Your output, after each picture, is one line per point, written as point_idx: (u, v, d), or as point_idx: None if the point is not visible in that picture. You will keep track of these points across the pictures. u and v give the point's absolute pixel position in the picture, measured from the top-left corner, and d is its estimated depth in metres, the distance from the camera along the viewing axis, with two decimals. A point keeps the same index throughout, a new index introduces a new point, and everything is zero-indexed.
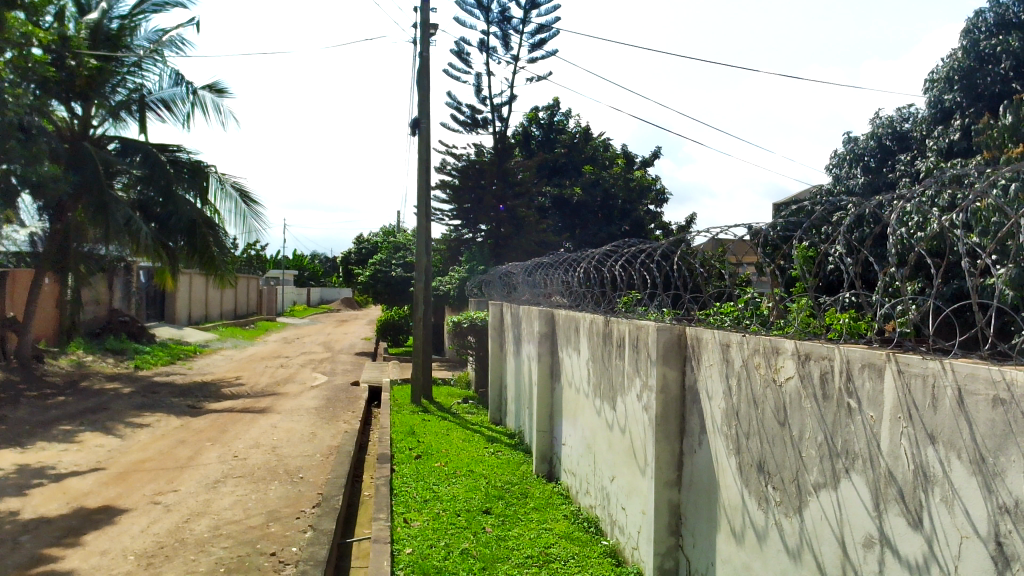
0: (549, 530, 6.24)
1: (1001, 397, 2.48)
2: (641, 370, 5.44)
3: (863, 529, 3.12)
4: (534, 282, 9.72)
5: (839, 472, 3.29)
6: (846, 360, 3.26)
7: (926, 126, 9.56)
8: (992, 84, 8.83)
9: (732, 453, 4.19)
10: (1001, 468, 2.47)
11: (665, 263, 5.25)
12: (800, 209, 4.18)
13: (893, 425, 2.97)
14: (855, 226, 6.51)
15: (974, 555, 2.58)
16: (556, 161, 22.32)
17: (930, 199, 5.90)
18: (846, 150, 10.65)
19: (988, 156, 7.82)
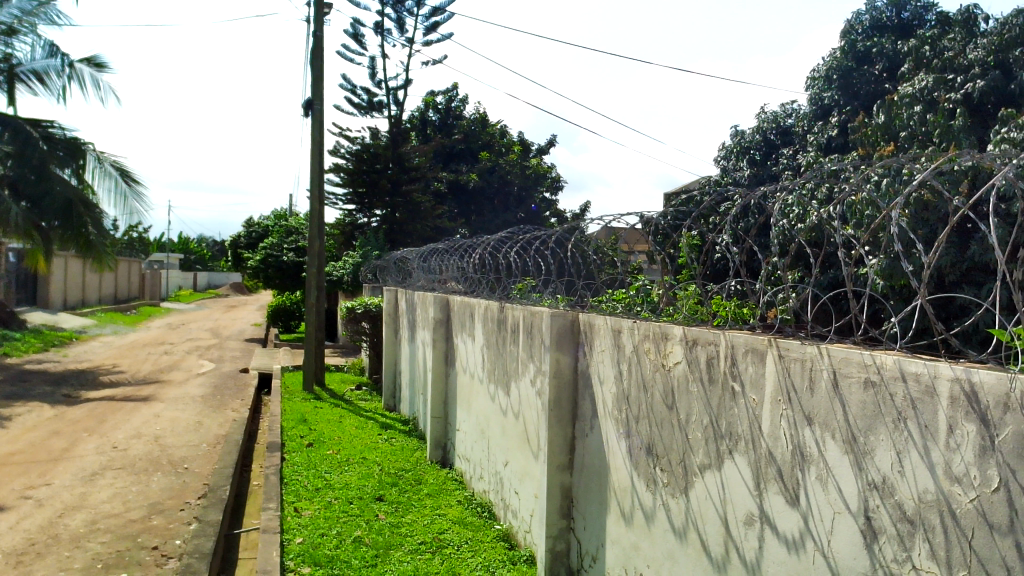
0: (442, 515, 6.25)
1: (871, 379, 2.62)
2: (535, 355, 5.49)
3: (744, 507, 3.25)
4: (429, 268, 9.67)
5: (723, 453, 3.41)
6: (730, 345, 3.38)
7: (807, 122, 9.97)
8: (866, 83, 9.33)
9: (622, 436, 4.28)
10: (870, 447, 2.62)
11: (559, 250, 5.32)
12: (690, 199, 4.30)
13: (773, 408, 3.10)
14: (741, 216, 6.76)
15: (844, 529, 2.72)
16: (452, 147, 22.22)
17: (809, 193, 6.20)
18: (732, 142, 10.93)
19: (863, 152, 8.22)
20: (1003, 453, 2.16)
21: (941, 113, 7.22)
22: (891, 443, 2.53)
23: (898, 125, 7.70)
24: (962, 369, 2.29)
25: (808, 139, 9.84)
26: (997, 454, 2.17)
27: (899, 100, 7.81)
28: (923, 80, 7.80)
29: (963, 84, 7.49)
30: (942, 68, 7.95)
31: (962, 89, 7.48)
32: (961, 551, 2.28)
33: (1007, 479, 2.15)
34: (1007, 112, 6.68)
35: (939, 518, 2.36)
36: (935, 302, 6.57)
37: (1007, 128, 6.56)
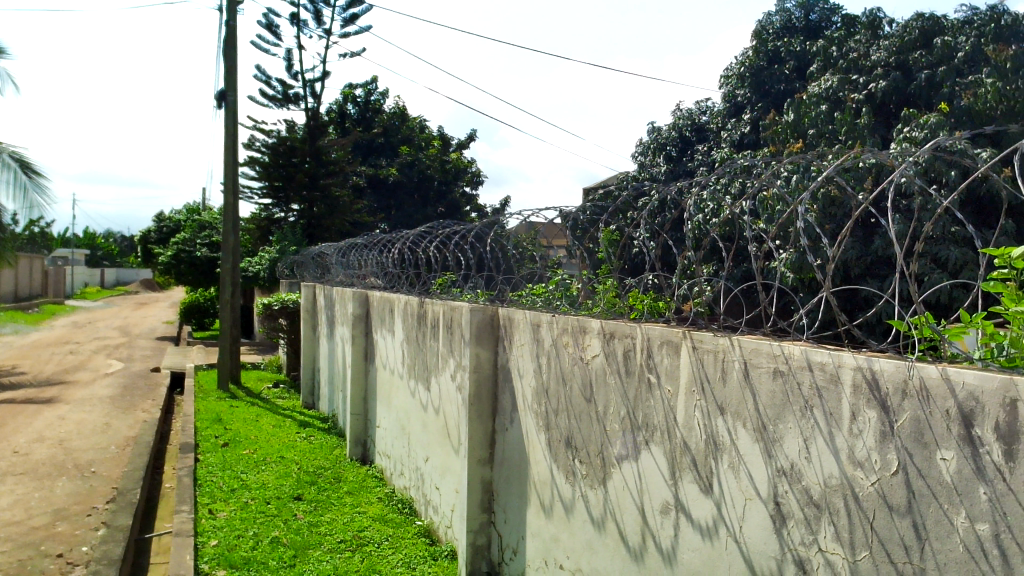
0: (362, 513, 6.19)
1: (780, 369, 2.71)
2: (455, 350, 5.48)
3: (660, 496, 3.31)
4: (348, 263, 9.54)
5: (639, 444, 3.47)
6: (647, 337, 3.44)
7: (721, 119, 10.22)
8: (777, 82, 9.64)
9: (542, 429, 4.31)
10: (779, 434, 2.71)
11: (478, 245, 5.32)
12: (608, 193, 4.37)
13: (688, 399, 3.17)
14: (658, 211, 6.88)
15: (755, 515, 2.80)
16: (371, 140, 21.95)
17: (723, 189, 6.35)
18: (649, 139, 11.11)
19: (773, 149, 8.47)
20: (901, 437, 2.26)
21: (847, 112, 7.49)
22: (798, 431, 2.63)
23: (807, 123, 7.97)
24: (863, 358, 2.39)
25: (722, 135, 10.07)
26: (896, 438, 2.28)
27: (808, 99, 8.08)
28: (829, 79, 8.10)
29: (867, 84, 7.79)
30: (848, 68, 8.26)
31: (866, 89, 7.78)
32: (864, 532, 2.38)
33: (906, 462, 2.25)
34: (908, 112, 6.97)
35: (843, 502, 2.45)
36: (840, 294, 6.83)
37: (908, 127, 6.85)
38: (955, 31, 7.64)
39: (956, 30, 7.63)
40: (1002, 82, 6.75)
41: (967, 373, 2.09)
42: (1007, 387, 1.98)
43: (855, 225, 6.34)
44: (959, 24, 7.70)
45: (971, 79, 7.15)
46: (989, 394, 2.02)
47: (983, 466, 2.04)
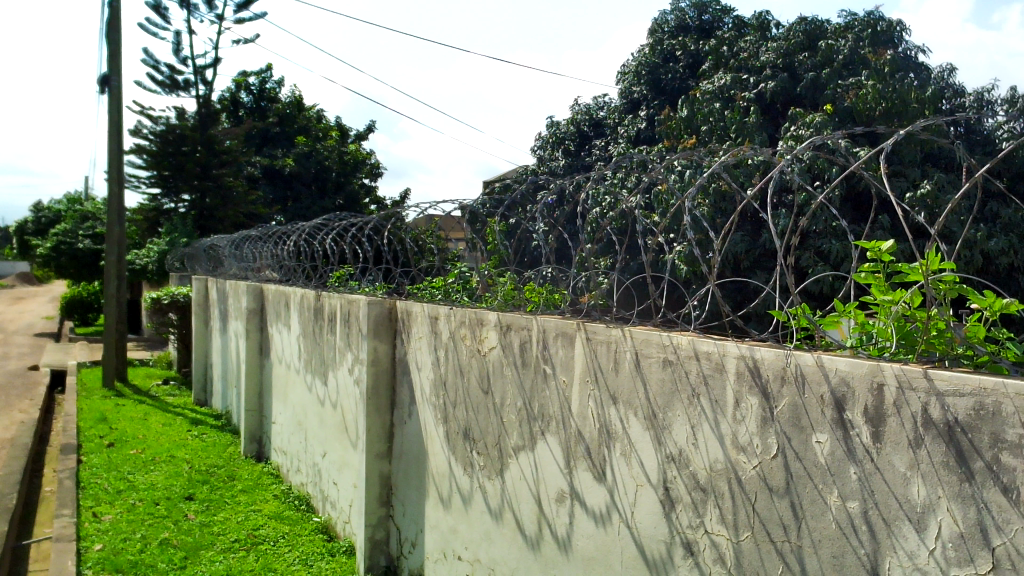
0: (257, 511, 6.05)
1: (669, 358, 2.80)
2: (353, 343, 5.42)
3: (556, 485, 3.37)
4: (241, 255, 9.28)
5: (536, 434, 3.52)
6: (543, 329, 3.49)
7: (618, 115, 10.40)
8: (672, 80, 9.87)
9: (440, 422, 4.32)
10: (668, 422, 2.80)
11: (376, 238, 5.26)
12: (507, 186, 4.40)
13: (582, 389, 3.24)
14: (556, 205, 6.96)
15: (646, 500, 2.89)
16: (266, 130, 21.35)
17: (620, 183, 6.47)
18: (548, 133, 11.16)
19: (668, 144, 8.67)
20: (781, 422, 2.38)
21: (737, 110, 7.74)
22: (686, 418, 2.72)
23: (699, 120, 8.20)
24: (746, 347, 2.50)
25: (619, 130, 10.24)
26: (776, 423, 2.40)
27: (701, 96, 8.32)
28: (721, 78, 8.35)
29: (757, 84, 8.07)
30: (739, 68, 8.54)
31: (756, 88, 8.06)
32: (747, 513, 2.49)
33: (785, 446, 2.37)
34: (794, 111, 7.26)
35: (727, 485, 2.56)
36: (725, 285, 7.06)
37: (795, 126, 7.14)
38: (837, 34, 8.00)
39: (838, 34, 7.99)
40: (880, 84, 7.11)
41: (838, 359, 2.23)
42: (875, 372, 2.12)
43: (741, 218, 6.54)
44: (841, 28, 8.07)
45: (851, 81, 7.51)
46: (859, 380, 2.15)
47: (854, 447, 2.17)
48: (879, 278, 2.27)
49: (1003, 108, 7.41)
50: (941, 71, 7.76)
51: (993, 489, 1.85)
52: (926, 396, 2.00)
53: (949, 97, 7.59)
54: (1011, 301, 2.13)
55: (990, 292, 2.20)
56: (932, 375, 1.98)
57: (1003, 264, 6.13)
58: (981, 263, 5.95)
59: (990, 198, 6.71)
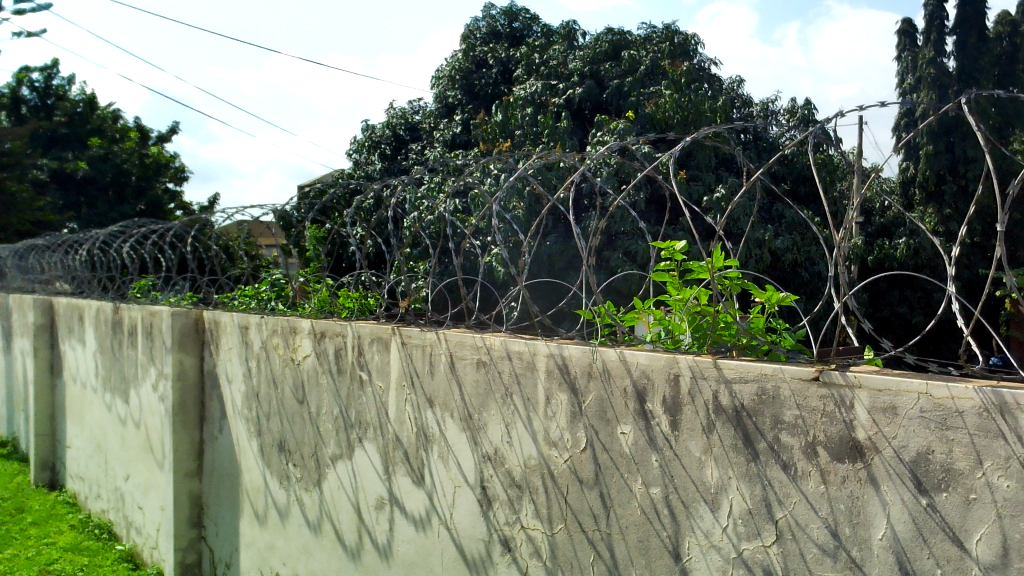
0: (50, 544, 5.56)
1: (483, 360, 2.86)
2: (157, 358, 5.10)
3: (375, 492, 3.33)
4: (26, 267, 8.50)
5: (353, 442, 3.46)
6: (358, 336, 3.45)
7: (433, 119, 10.41)
8: (485, 86, 10.03)
9: (253, 435, 4.15)
10: (483, 423, 2.85)
11: (180, 245, 4.98)
12: (319, 191, 4.30)
13: (398, 394, 3.23)
14: (373, 209, 6.89)
15: (464, 501, 2.92)
16: (54, 131, 19.70)
17: (437, 187, 6.50)
18: (363, 136, 10.94)
19: (483, 149, 8.62)
20: (588, 416, 2.50)
21: (550, 116, 7.97)
22: (500, 418, 2.78)
23: (513, 125, 8.31)
24: (554, 345, 2.61)
25: (434, 135, 10.23)
26: (584, 417, 2.51)
27: (514, 101, 8.48)
28: (532, 84, 8.59)
29: (566, 90, 8.37)
30: (548, 75, 8.80)
31: (565, 95, 8.36)
32: (559, 506, 2.58)
33: (593, 439, 2.48)
34: (600, 117, 7.58)
35: (541, 480, 2.63)
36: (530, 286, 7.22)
37: (601, 131, 7.46)
38: (638, 46, 8.44)
39: (639, 45, 8.42)
40: (677, 94, 7.57)
41: (639, 354, 2.37)
42: (672, 364, 2.28)
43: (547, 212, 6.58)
44: (641, 40, 8.52)
45: (652, 90, 7.93)
46: (658, 372, 2.31)
47: (655, 436, 2.32)
48: (674, 276, 2.42)
49: (784, 118, 8.10)
50: (730, 83, 8.38)
51: (775, 466, 2.06)
52: (716, 384, 2.18)
53: (738, 106, 8.21)
54: (787, 294, 2.33)
55: (770, 285, 2.39)
56: (721, 365, 2.17)
57: (788, 260, 6.69)
58: (769, 260, 6.46)
59: (775, 199, 7.27)
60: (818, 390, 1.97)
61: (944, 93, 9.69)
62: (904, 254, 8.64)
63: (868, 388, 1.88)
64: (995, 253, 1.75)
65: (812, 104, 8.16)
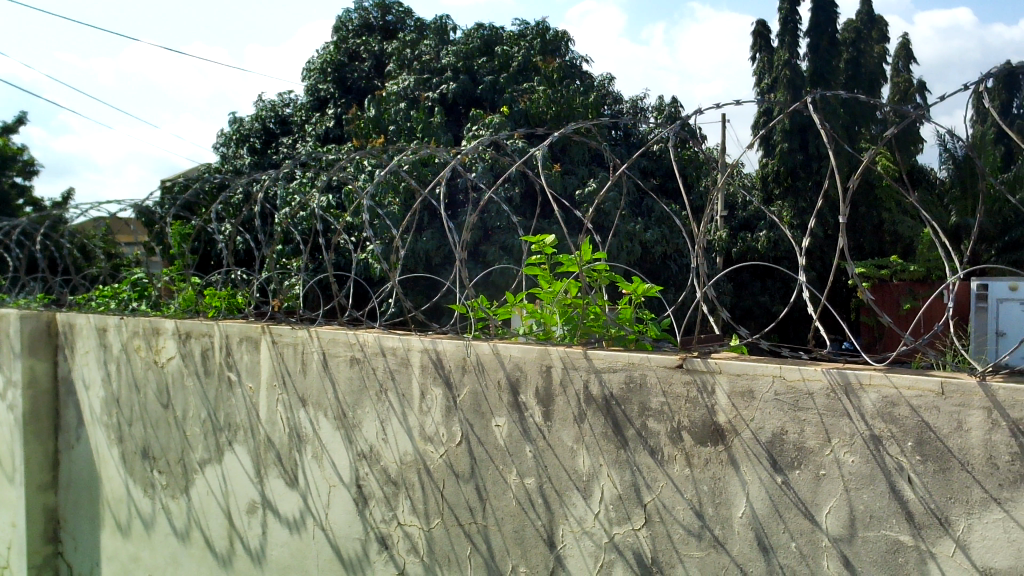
0: None
1: (356, 357, 2.82)
2: (4, 364, 4.75)
3: (246, 496, 3.23)
4: None
5: (222, 445, 3.35)
6: (225, 335, 3.34)
7: (305, 113, 10.15)
8: (357, 79, 9.87)
9: (114, 443, 3.94)
10: (357, 420, 2.81)
11: (28, 243, 4.65)
12: (182, 185, 4.12)
13: (269, 394, 3.14)
14: (242, 203, 6.64)
15: (339, 500, 2.87)
16: None
17: (309, 181, 6.33)
18: (231, 129, 10.49)
19: (356, 144, 8.46)
20: (463, 410, 2.51)
21: (423, 111, 7.91)
22: (375, 414, 2.76)
23: (388, 120, 8.20)
24: (429, 340, 2.61)
25: (306, 128, 9.97)
26: (459, 411, 2.52)
27: (387, 96, 8.37)
28: (405, 79, 8.51)
29: (439, 85, 8.34)
30: (421, 70, 8.74)
31: (438, 89, 8.33)
32: (436, 500, 2.58)
33: (468, 433, 2.50)
34: (474, 112, 7.59)
35: (417, 476, 2.63)
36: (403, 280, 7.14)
37: (475, 126, 7.47)
38: (511, 42, 8.49)
39: (511, 41, 8.48)
40: (549, 90, 7.68)
41: (512, 346, 2.40)
42: (544, 356, 2.32)
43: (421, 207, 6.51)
44: (513, 36, 8.57)
45: (525, 86, 8.00)
46: (530, 364, 2.35)
47: (528, 427, 2.36)
48: (545, 269, 2.46)
49: (652, 115, 8.36)
50: (601, 80, 8.57)
51: (643, 452, 2.13)
52: (586, 374, 2.24)
53: (609, 103, 8.40)
54: (653, 285, 2.41)
55: (637, 277, 2.47)
56: (591, 356, 2.23)
57: (658, 252, 6.91)
58: (639, 253, 6.63)
59: (644, 194, 7.49)
60: (681, 377, 2.06)
61: (798, 93, 10.24)
62: (764, 246, 9.08)
63: (727, 372, 1.97)
64: (839, 243, 1.86)
65: (678, 103, 8.45)
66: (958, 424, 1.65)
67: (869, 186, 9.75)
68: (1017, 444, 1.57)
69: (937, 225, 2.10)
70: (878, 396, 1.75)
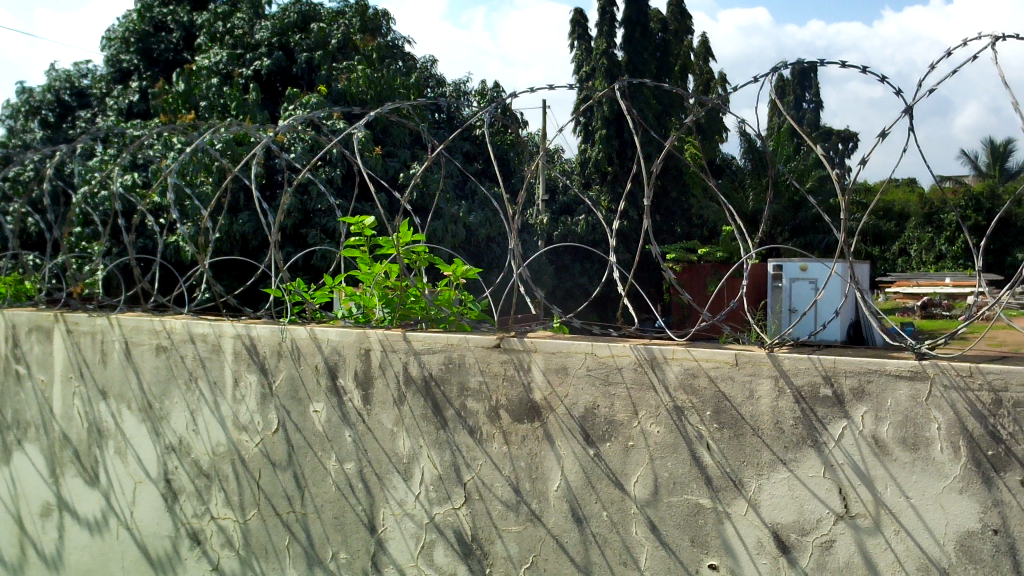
0: None
1: (162, 345, 2.67)
2: None
3: (39, 498, 2.98)
4: None
5: (10, 445, 3.06)
6: (12, 325, 3.06)
7: (104, 85, 9.43)
8: (164, 51, 9.29)
9: None
10: (165, 412, 2.66)
11: None
12: None
13: (64, 387, 2.91)
14: (32, 180, 6.06)
15: (145, 498, 2.71)
16: None
17: (109, 156, 5.88)
18: (17, 100, 9.50)
19: (163, 120, 7.89)
20: (279, 396, 2.44)
21: (237, 87, 7.52)
22: (184, 405, 2.62)
23: (198, 95, 7.73)
24: (241, 326, 2.51)
25: (106, 102, 9.25)
26: (274, 399, 2.45)
27: (196, 71, 7.92)
28: (216, 53, 8.09)
29: (253, 61, 8.00)
30: (234, 45, 8.32)
31: (251, 65, 7.98)
32: (250, 491, 2.49)
33: (285, 420, 2.43)
34: (291, 91, 7.32)
35: (231, 467, 2.52)
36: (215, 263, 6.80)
37: (292, 105, 7.21)
38: (329, 19, 8.24)
39: (330, 18, 8.24)
40: (369, 70, 7.53)
41: (329, 330, 2.35)
42: (362, 339, 2.30)
43: (233, 187, 6.22)
44: (332, 13, 8.34)
45: (344, 64, 7.82)
46: (349, 347, 2.31)
47: (347, 411, 2.32)
48: (363, 251, 2.42)
49: (474, 99, 8.41)
50: (423, 62, 8.52)
51: (461, 431, 2.15)
52: (405, 356, 2.23)
53: (431, 86, 8.38)
54: (472, 266, 2.43)
55: (456, 259, 2.48)
56: (410, 338, 2.22)
57: (481, 235, 6.99)
58: (463, 236, 6.69)
59: (466, 177, 7.54)
60: (498, 356, 2.10)
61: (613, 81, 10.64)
62: (582, 229, 9.39)
63: (542, 351, 2.04)
64: (644, 225, 1.96)
65: (500, 87, 8.55)
66: (749, 393, 1.78)
67: (678, 173, 10.31)
68: (800, 409, 1.73)
69: (731, 207, 2.26)
70: (680, 368, 1.87)
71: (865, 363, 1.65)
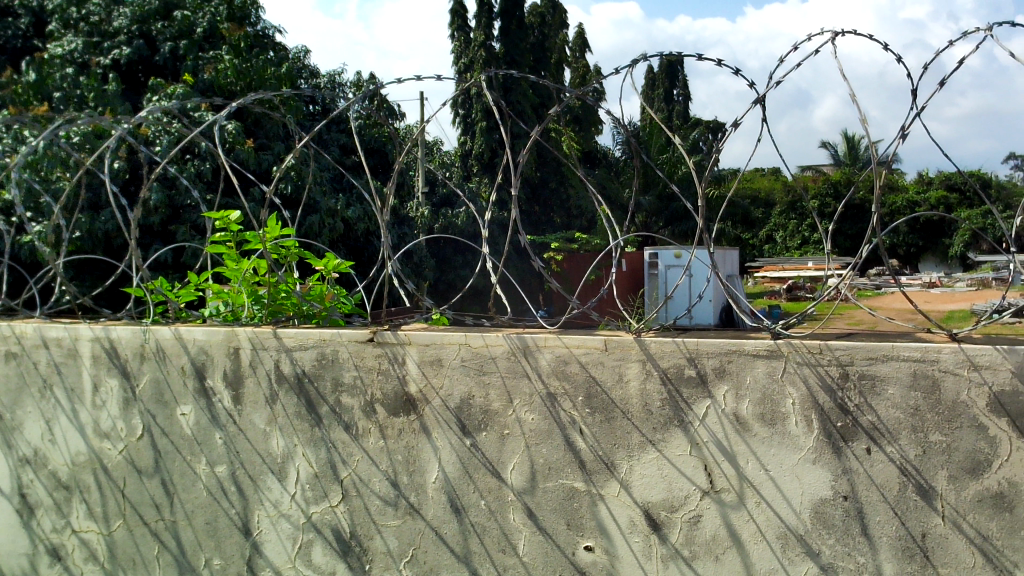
0: None
1: (12, 351, 2.51)
2: None
3: None
4: None
5: None
6: None
7: None
8: (11, 38, 8.66)
9: None
10: (17, 422, 2.51)
11: None
12: None
13: None
14: None
15: None
16: None
17: None
18: None
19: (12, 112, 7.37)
20: (143, 400, 2.33)
21: (94, 77, 7.11)
22: (37, 414, 2.47)
23: (51, 86, 7.26)
24: (100, 329, 2.38)
25: None
26: (138, 403, 2.34)
27: (48, 59, 7.44)
28: (69, 41, 7.61)
29: (110, 50, 7.58)
30: (89, 31, 7.85)
31: (110, 54, 7.56)
32: (115, 501, 2.38)
33: (150, 424, 2.33)
34: (154, 81, 6.98)
35: (92, 477, 2.40)
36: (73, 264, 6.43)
37: (156, 96, 6.88)
38: (194, 6, 7.91)
39: (195, 6, 7.91)
40: (238, 60, 7.28)
41: (196, 330, 2.27)
42: (230, 338, 2.23)
43: (93, 181, 5.88)
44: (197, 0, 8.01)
45: (210, 54, 7.52)
46: (216, 347, 2.23)
47: (216, 413, 2.24)
48: (229, 247, 2.34)
49: (350, 91, 8.27)
50: (295, 52, 8.30)
51: (337, 428, 2.12)
52: (276, 353, 2.18)
53: (304, 77, 8.18)
54: (343, 260, 2.39)
55: (327, 253, 2.43)
56: (281, 335, 2.17)
57: (360, 230, 6.89)
58: (342, 230, 6.59)
59: (343, 170, 7.40)
60: (373, 349, 2.08)
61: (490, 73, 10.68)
62: (463, 221, 9.39)
63: (417, 343, 2.03)
64: (515, 216, 1.98)
65: (376, 78, 8.44)
66: (619, 376, 1.83)
67: (555, 164, 10.46)
68: (666, 390, 1.79)
69: (599, 196, 2.30)
70: (551, 356, 1.90)
71: (724, 344, 1.73)
